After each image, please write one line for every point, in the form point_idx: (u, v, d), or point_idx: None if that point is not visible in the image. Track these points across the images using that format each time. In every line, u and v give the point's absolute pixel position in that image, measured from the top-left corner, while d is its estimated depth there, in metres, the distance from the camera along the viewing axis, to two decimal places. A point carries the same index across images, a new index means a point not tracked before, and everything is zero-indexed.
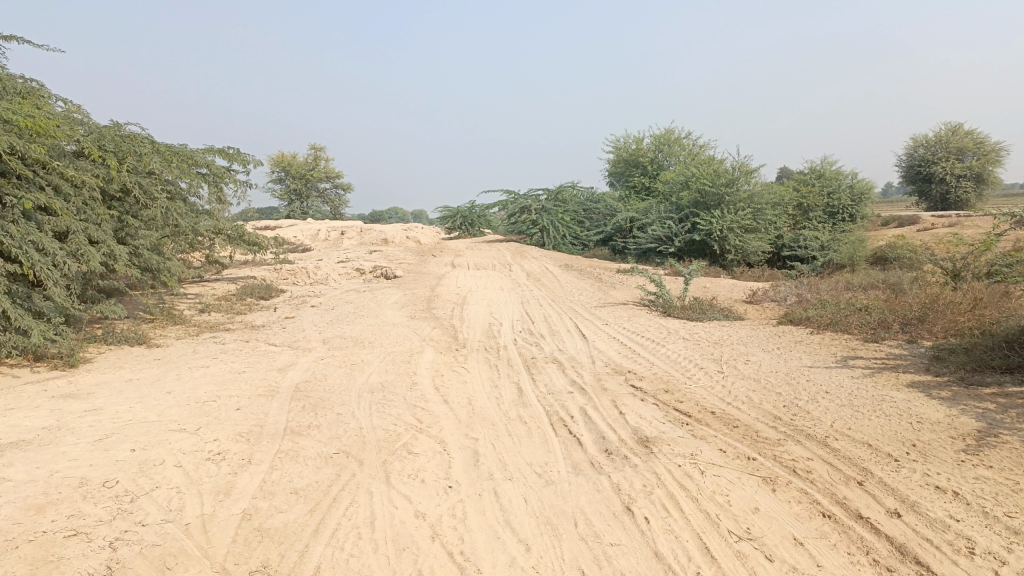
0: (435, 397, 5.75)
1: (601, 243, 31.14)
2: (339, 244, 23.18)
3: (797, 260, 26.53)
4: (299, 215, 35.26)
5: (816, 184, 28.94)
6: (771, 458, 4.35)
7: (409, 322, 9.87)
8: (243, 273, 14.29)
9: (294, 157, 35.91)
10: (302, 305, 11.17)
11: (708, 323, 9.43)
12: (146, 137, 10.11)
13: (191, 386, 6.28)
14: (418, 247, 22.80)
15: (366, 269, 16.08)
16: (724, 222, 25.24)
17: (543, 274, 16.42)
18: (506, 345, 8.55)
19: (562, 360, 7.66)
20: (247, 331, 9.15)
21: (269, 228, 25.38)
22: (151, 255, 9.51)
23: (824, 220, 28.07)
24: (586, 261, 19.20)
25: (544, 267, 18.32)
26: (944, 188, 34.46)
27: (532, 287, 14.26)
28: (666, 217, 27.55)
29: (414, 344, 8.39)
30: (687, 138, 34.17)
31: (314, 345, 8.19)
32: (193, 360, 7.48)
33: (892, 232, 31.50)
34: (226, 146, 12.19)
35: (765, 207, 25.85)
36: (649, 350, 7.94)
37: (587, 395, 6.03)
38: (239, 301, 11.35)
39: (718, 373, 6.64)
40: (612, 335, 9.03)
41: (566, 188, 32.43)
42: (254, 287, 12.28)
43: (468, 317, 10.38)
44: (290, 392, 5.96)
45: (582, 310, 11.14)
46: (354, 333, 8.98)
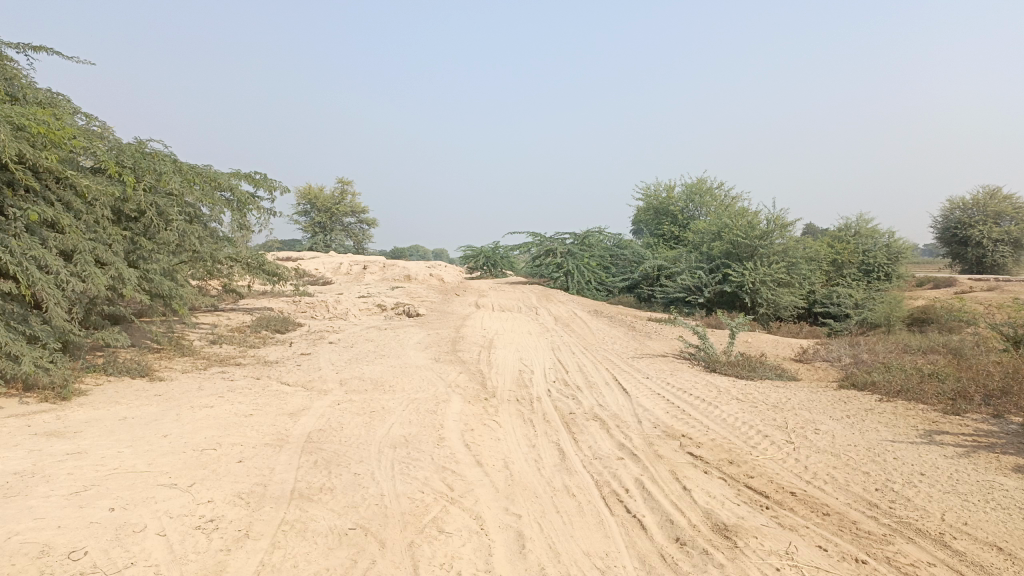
0: (467, 457, 4.99)
1: (627, 290, 30.39)
2: (361, 279, 22.62)
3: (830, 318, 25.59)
4: (322, 248, 34.96)
5: (851, 241, 28.11)
6: (885, 561, 3.53)
7: (434, 365, 9.13)
8: (261, 304, 13.69)
9: (321, 189, 35.75)
10: (320, 341, 10.49)
11: (760, 382, 8.60)
12: (169, 155, 9.63)
13: (190, 430, 5.56)
14: (441, 285, 22.18)
15: (388, 305, 15.41)
16: (756, 275, 24.42)
17: (572, 320, 15.67)
18: (540, 397, 7.77)
19: (604, 416, 6.87)
20: (259, 368, 8.46)
21: (291, 259, 24.92)
22: (164, 281, 8.92)
23: (859, 277, 27.17)
24: (615, 308, 18.44)
25: (573, 312, 17.58)
26: (980, 252, 33.45)
27: (561, 333, 13.49)
28: (696, 267, 26.78)
29: (439, 390, 7.64)
30: (718, 188, 33.59)
31: (330, 387, 7.47)
32: (197, 398, 6.78)
33: (928, 293, 30.48)
34: (253, 171, 11.70)
35: (799, 261, 25.01)
36: (701, 411, 7.13)
37: (641, 463, 5.24)
38: (253, 334, 10.69)
39: (787, 444, 5.82)
40: (656, 391, 8.23)
41: (593, 233, 31.82)
42: (270, 319, 11.64)
43: (496, 362, 9.62)
44: (302, 443, 5.22)
45: (619, 361, 10.33)
46: (374, 375, 8.25)
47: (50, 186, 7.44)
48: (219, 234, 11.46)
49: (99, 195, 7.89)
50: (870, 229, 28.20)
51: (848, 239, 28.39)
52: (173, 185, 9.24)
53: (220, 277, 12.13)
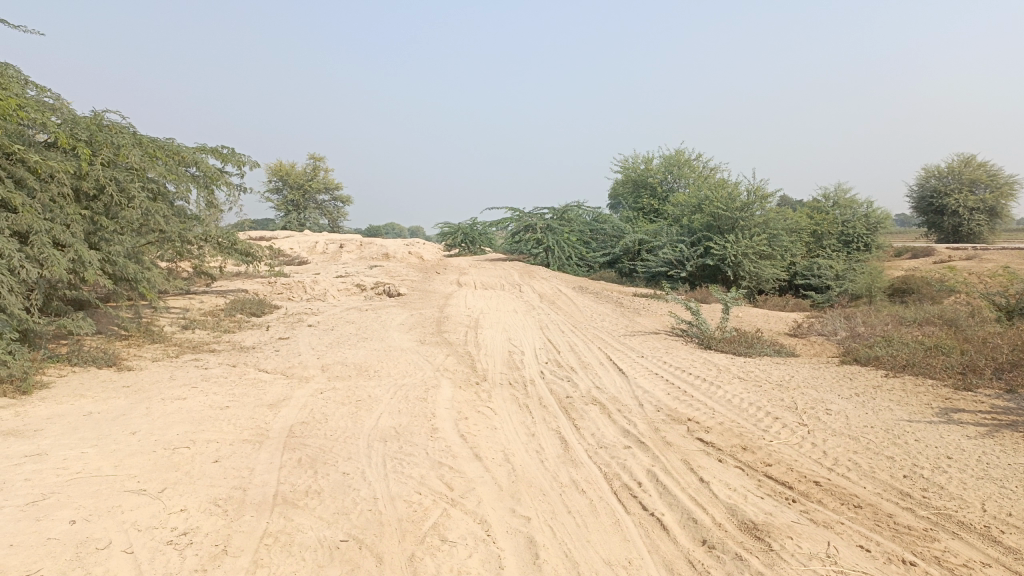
0: (464, 450, 4.61)
1: (608, 265, 30.10)
2: (337, 258, 22.05)
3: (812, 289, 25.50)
4: (296, 227, 34.20)
5: (831, 212, 28.00)
6: (934, 562, 3.23)
7: (419, 347, 8.71)
8: (234, 286, 13.14)
9: (293, 167, 34.90)
10: (298, 323, 10.02)
11: (759, 360, 8.31)
12: (127, 129, 9.05)
13: (161, 425, 5.11)
14: (420, 263, 21.68)
15: (367, 285, 14.92)
16: (738, 248, 24.20)
17: (557, 297, 15.29)
18: (533, 379, 7.40)
19: (603, 400, 6.52)
20: (235, 354, 7.99)
21: (264, 239, 24.24)
22: (129, 263, 8.38)
23: (839, 249, 27.10)
24: (599, 284, 18.10)
25: (556, 288, 17.22)
26: (955, 221, 33.58)
27: (547, 310, 13.12)
28: (677, 240, 26.51)
29: (428, 375, 7.24)
30: (697, 160, 33.28)
31: (311, 374, 7.03)
32: (169, 389, 6.32)
33: (906, 263, 30.53)
34: (220, 145, 11.13)
35: (781, 233, 24.81)
36: (703, 392, 6.80)
37: (651, 451, 4.89)
38: (228, 318, 10.20)
39: (800, 427, 5.51)
40: (652, 370, 7.90)
41: (572, 207, 31.40)
42: (245, 302, 11.13)
43: (484, 343, 9.23)
44: (283, 438, 4.79)
45: (611, 339, 9.99)
46: (357, 360, 7.82)
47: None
48: (187, 212, 10.90)
49: (52, 171, 7.33)
50: (850, 200, 28.10)
51: (828, 210, 28.26)
52: (134, 159, 8.67)
53: (191, 258, 11.59)
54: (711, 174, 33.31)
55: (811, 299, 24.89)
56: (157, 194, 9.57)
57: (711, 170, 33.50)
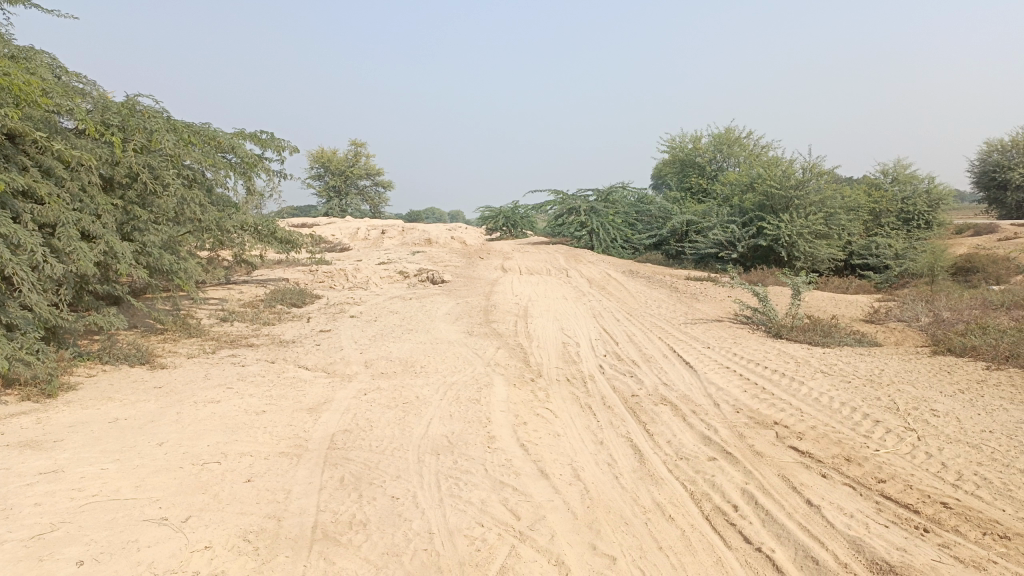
0: (527, 466, 4.04)
1: (654, 247, 29.23)
2: (379, 245, 21.64)
3: (870, 270, 24.36)
4: (338, 213, 33.99)
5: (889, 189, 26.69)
6: None
7: (468, 340, 8.17)
8: (275, 275, 12.76)
9: (334, 153, 34.66)
10: (339, 314, 9.56)
11: (839, 350, 7.57)
12: (162, 114, 8.60)
13: (192, 435, 4.64)
14: (463, 248, 21.16)
15: (411, 273, 14.43)
16: (793, 227, 23.14)
17: (607, 282, 14.63)
18: (593, 375, 6.79)
19: (675, 399, 5.88)
20: (274, 349, 7.54)
21: (306, 226, 23.97)
22: (163, 254, 7.97)
23: (899, 227, 25.83)
24: (649, 267, 17.36)
25: (605, 273, 16.55)
26: (1020, 196, 31.84)
27: (598, 296, 12.48)
28: (728, 220, 25.51)
29: (479, 371, 6.69)
30: (747, 137, 32.09)
31: (354, 371, 6.53)
32: (203, 390, 5.87)
33: (970, 241, 29.03)
34: (258, 130, 10.68)
35: (838, 211, 23.66)
36: (785, 389, 6.12)
37: (741, 464, 4.26)
38: (267, 309, 9.78)
39: (908, 433, 4.81)
40: (723, 363, 7.23)
41: (617, 188, 30.53)
42: (286, 292, 10.72)
43: (535, 334, 8.64)
44: (324, 451, 4.28)
45: (671, 328, 9.31)
46: (403, 355, 7.30)
47: (24, 151, 6.46)
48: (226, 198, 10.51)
49: (84, 160, 6.90)
50: (909, 175, 26.74)
51: (886, 187, 26.95)
52: (170, 145, 8.21)
53: (230, 247, 11.21)
54: (762, 152, 32.13)
55: (869, 279, 23.79)
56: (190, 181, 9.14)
57: (762, 147, 32.28)
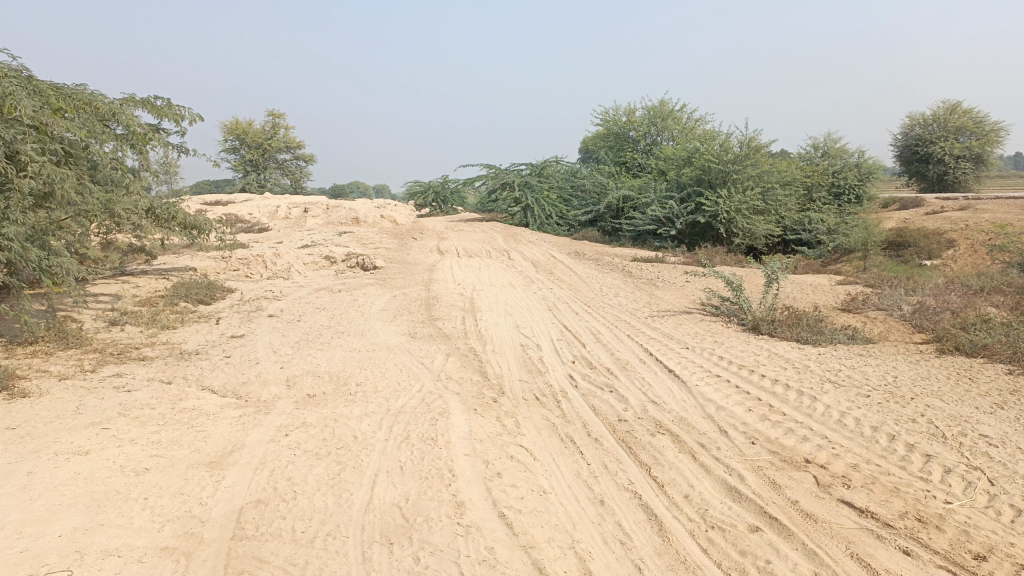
0: (518, 562, 2.91)
1: (590, 223, 28.34)
2: (301, 224, 19.98)
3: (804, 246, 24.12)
4: (256, 188, 31.78)
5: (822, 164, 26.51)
6: None
7: (409, 345, 6.95)
8: (181, 263, 11.17)
9: (250, 124, 32.37)
10: (256, 313, 8.17)
11: (834, 350, 6.70)
12: (23, 73, 6.96)
13: (38, 515, 3.24)
14: (394, 228, 19.72)
15: (338, 258, 13.01)
16: (732, 204, 22.51)
17: (553, 265, 13.57)
18: (566, 391, 5.70)
19: (672, 425, 4.83)
20: (172, 363, 6.14)
21: (220, 205, 22.03)
22: (25, 247, 6.41)
23: (830, 202, 25.60)
24: (593, 248, 16.39)
25: (548, 254, 15.48)
26: (941, 170, 32.20)
27: (548, 283, 11.38)
28: (666, 196, 24.76)
29: (428, 391, 5.49)
30: (682, 111, 31.42)
31: (272, 399, 5.24)
32: (70, 432, 4.47)
33: (897, 215, 29.23)
34: (152, 95, 9.06)
35: (775, 186, 23.18)
36: (797, 406, 5.17)
37: (794, 536, 3.25)
38: (168, 307, 8.29)
39: (973, 474, 3.90)
40: (710, 369, 6.25)
41: (551, 163, 29.46)
42: (191, 285, 9.22)
43: (487, 335, 7.49)
44: (229, 544, 3.02)
45: (638, 322, 8.30)
46: (333, 371, 6.02)
47: None
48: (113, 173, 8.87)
49: None
50: (841, 149, 26.62)
51: (820, 162, 26.75)
52: (30, 110, 6.59)
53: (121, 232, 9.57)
54: (697, 126, 31.59)
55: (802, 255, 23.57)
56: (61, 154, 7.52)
57: (696, 121, 31.72)
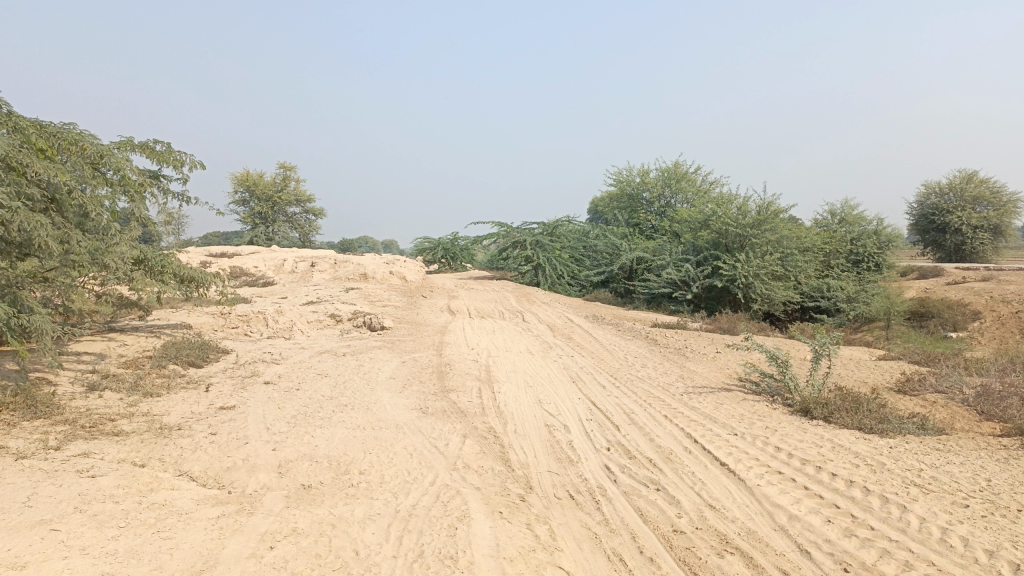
0: None
1: (602, 284, 27.64)
2: (307, 279, 19.36)
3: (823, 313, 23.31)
4: (264, 241, 31.30)
5: (839, 230, 25.94)
6: None
7: (421, 422, 6.15)
8: (177, 319, 10.45)
9: (261, 176, 32.14)
10: (251, 378, 7.40)
11: (906, 443, 5.88)
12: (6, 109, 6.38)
13: None
14: (404, 285, 19.06)
15: (344, 317, 12.29)
16: (750, 268, 21.76)
17: (571, 330, 12.81)
18: (604, 487, 4.88)
19: (739, 541, 4.01)
20: (149, 441, 5.35)
21: (226, 257, 21.45)
22: None
23: (848, 269, 24.87)
24: (611, 312, 15.65)
25: (564, 317, 14.74)
26: (959, 240, 31.55)
27: (568, 350, 10.60)
28: (682, 259, 24.09)
29: (444, 485, 4.68)
30: (697, 174, 31.07)
31: (260, 492, 4.43)
32: (8, 533, 3.58)
33: (917, 284, 28.49)
34: (151, 140, 8.51)
35: (794, 252, 22.48)
36: (884, 518, 4.34)
37: None
38: (155, 370, 7.54)
39: None
40: (767, 463, 5.42)
41: (564, 223, 28.94)
42: (183, 344, 8.47)
43: (507, 412, 6.68)
44: None
45: (673, 400, 7.49)
46: (334, 454, 5.22)
47: None
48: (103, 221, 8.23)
49: None
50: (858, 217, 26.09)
51: (838, 228, 26.10)
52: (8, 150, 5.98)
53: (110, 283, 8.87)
54: (712, 188, 31.16)
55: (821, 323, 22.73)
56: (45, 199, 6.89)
57: (711, 184, 31.30)
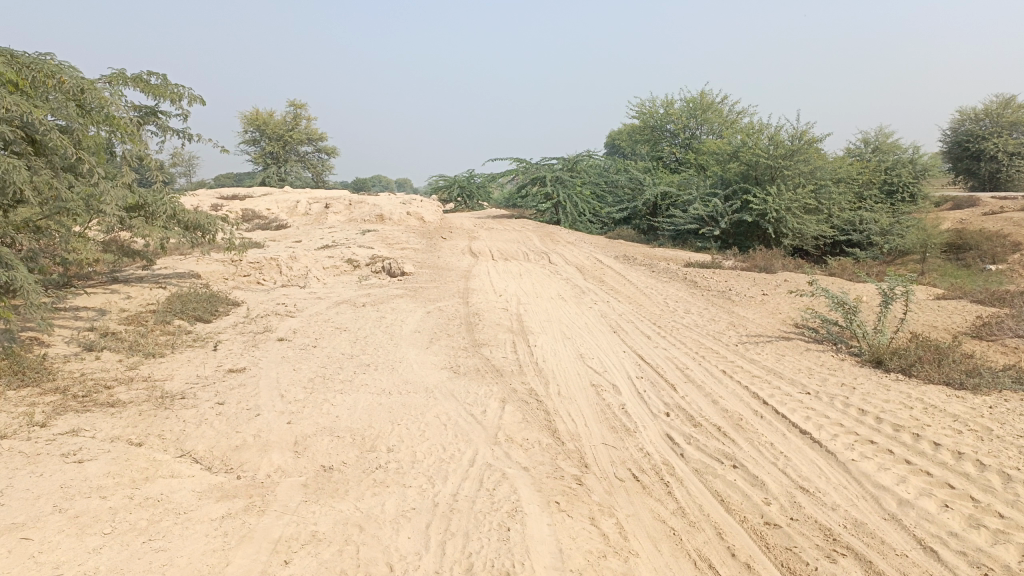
0: None
1: (624, 221, 26.64)
2: (322, 222, 18.63)
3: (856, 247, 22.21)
4: (276, 182, 30.49)
5: (872, 159, 24.70)
6: None
7: (453, 384, 5.48)
8: (184, 268, 9.79)
9: (270, 115, 31.10)
10: (263, 334, 6.75)
11: (1007, 402, 5.15)
12: None
13: None
14: (422, 226, 18.28)
15: (362, 262, 11.60)
16: (781, 201, 20.56)
17: (602, 271, 12.05)
18: (671, 463, 4.21)
19: (850, 539, 3.34)
20: (148, 414, 4.72)
21: (237, 199, 20.71)
22: None
23: (882, 200, 23.72)
24: (640, 252, 14.84)
25: (593, 258, 13.96)
26: (994, 167, 30.08)
27: (603, 294, 9.87)
28: (709, 194, 22.91)
29: (487, 466, 4.03)
30: (723, 103, 29.61)
31: (273, 479, 3.80)
32: None
33: (952, 215, 27.30)
34: (144, 72, 7.66)
35: (828, 183, 21.25)
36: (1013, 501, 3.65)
37: None
38: (158, 326, 6.90)
39: None
40: (853, 429, 4.73)
41: (584, 158, 27.82)
42: (189, 296, 7.81)
43: (548, 369, 5.99)
44: None
45: (728, 352, 6.77)
46: (357, 427, 4.57)
47: None
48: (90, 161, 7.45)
49: None
50: (893, 145, 24.79)
51: (872, 158, 24.84)
52: None
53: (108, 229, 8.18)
54: (739, 119, 29.78)
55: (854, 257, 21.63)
56: (20, 138, 6.11)
57: (738, 113, 29.92)
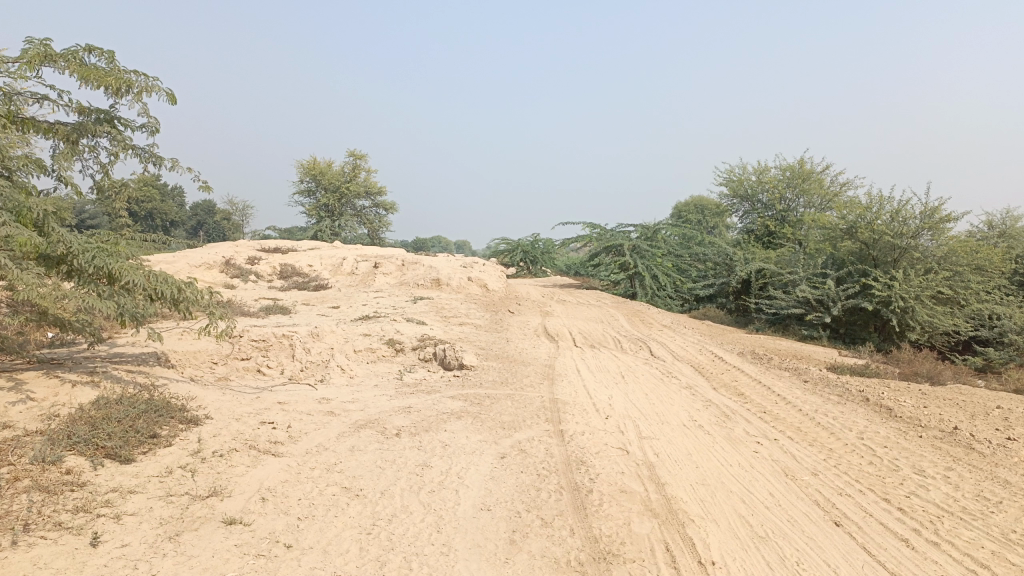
0: None
1: (709, 299, 23.04)
2: (369, 284, 15.84)
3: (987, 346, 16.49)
4: (329, 236, 28.02)
5: (1002, 244, 19.99)
6: None
7: None
8: (153, 347, 6.86)
9: (329, 166, 29.20)
10: (200, 507, 3.64)
11: None
12: None
13: None
14: (485, 296, 15.25)
15: (407, 345, 8.57)
16: (909, 289, 15.88)
17: (733, 377, 8.73)
18: None
19: None
20: None
21: (279, 253, 18.19)
22: None
23: (1015, 291, 18.65)
24: (764, 350, 11.47)
25: (708, 353, 10.65)
26: None
27: (758, 423, 6.54)
28: (817, 274, 18.18)
29: None
30: (828, 174, 26.05)
31: None
32: None
33: None
34: (84, 47, 4.90)
35: (966, 270, 16.32)
36: None
37: None
38: (31, 469, 3.86)
39: None
40: None
41: (663, 227, 24.41)
42: (119, 403, 4.80)
43: None
44: None
45: None
46: None
47: None
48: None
49: None
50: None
51: (1001, 242, 19.84)
52: None
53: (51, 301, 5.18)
54: (845, 192, 26.08)
55: (981, 359, 15.90)
56: None
57: (844, 186, 26.31)
